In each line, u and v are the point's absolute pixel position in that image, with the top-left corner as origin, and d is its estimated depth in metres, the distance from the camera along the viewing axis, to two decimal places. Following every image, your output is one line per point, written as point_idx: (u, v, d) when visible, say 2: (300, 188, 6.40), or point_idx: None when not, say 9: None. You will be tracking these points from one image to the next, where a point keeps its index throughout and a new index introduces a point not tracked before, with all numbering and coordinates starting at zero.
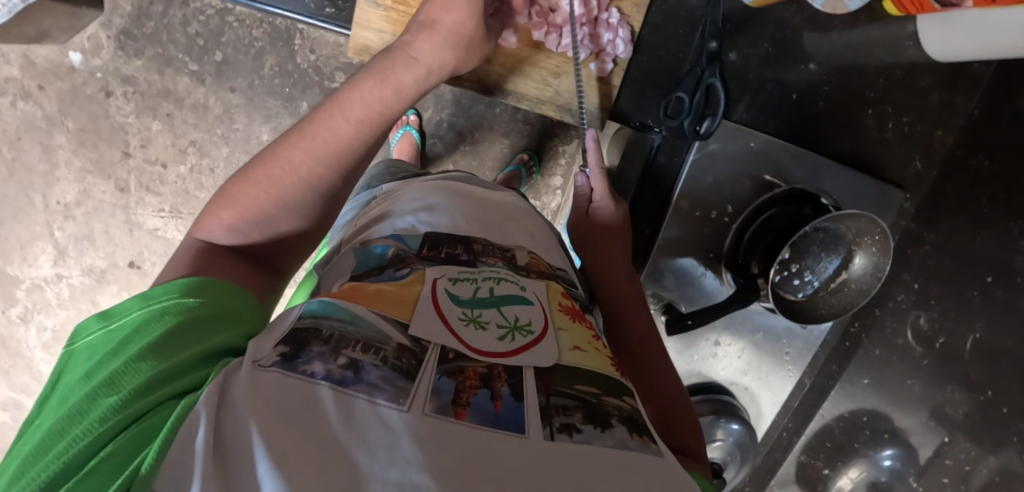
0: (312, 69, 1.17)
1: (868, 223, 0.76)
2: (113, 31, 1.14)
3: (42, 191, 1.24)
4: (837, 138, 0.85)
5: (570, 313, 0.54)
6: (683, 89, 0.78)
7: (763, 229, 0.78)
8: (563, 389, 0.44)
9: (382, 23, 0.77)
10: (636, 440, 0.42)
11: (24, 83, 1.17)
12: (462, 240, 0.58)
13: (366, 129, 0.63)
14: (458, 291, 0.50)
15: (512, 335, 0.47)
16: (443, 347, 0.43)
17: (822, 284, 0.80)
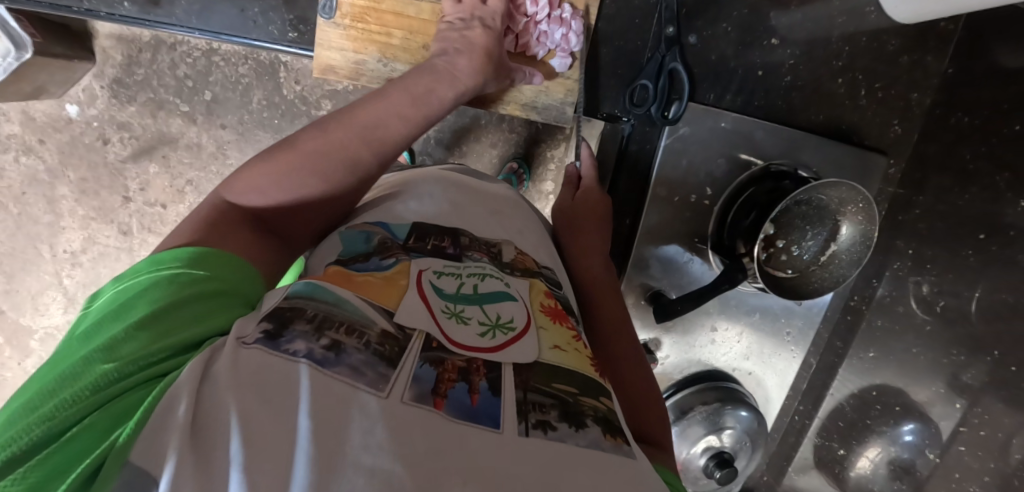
0: (299, 99, 1.20)
1: (850, 192, 0.75)
2: (105, 81, 1.18)
3: (48, 242, 1.28)
4: (810, 110, 0.88)
5: (552, 314, 0.53)
6: (645, 75, 0.82)
7: (745, 209, 0.81)
8: (541, 387, 0.43)
9: (342, 41, 0.79)
10: (609, 441, 0.42)
11: (26, 139, 1.21)
12: (451, 232, 0.59)
13: (409, 123, 0.66)
14: (443, 284, 0.51)
15: (492, 332, 0.47)
16: (426, 335, 0.43)
17: (812, 258, 0.81)
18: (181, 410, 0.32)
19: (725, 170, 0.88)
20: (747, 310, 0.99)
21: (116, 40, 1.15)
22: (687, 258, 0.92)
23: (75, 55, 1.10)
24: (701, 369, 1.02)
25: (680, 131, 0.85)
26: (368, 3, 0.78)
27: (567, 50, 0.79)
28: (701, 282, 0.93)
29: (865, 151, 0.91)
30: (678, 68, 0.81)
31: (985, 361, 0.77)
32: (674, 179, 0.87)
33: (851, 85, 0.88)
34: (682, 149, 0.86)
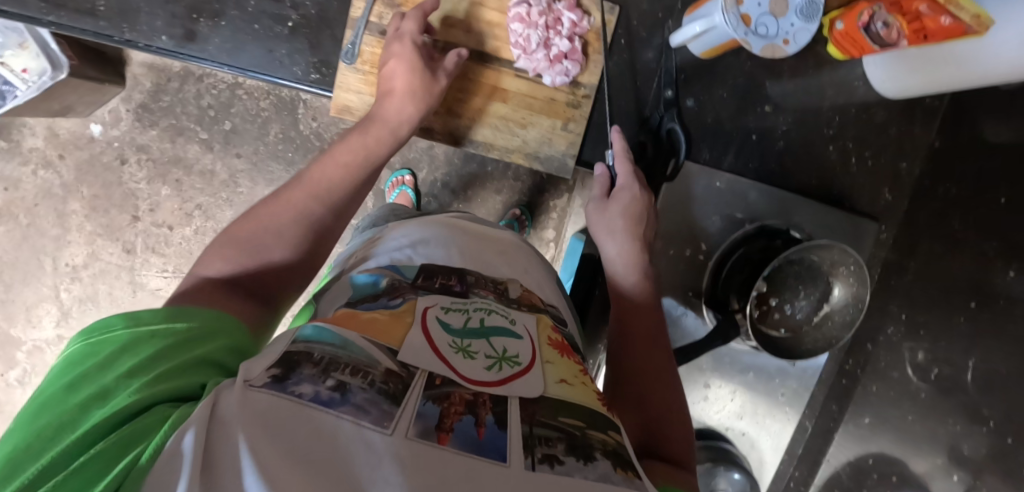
0: (314, 135, 1.24)
1: (841, 253, 0.76)
2: (132, 105, 1.22)
3: (52, 254, 1.29)
4: (801, 173, 0.90)
5: (558, 347, 0.54)
6: (643, 133, 0.87)
7: (739, 265, 0.82)
8: (547, 421, 0.43)
9: (360, 85, 0.84)
10: (620, 474, 0.41)
11: (46, 154, 1.25)
12: (456, 271, 0.60)
13: (353, 170, 0.72)
14: (450, 318, 0.51)
15: (500, 366, 0.47)
16: (431, 373, 0.43)
17: (804, 318, 0.81)
18: (191, 444, 0.33)
19: (719, 226, 0.89)
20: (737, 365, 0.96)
21: (148, 68, 1.21)
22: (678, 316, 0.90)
23: (107, 80, 1.16)
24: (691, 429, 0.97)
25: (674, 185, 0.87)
26: (387, 50, 0.83)
27: (556, 81, 0.82)
28: (691, 335, 0.89)
29: (855, 215, 0.90)
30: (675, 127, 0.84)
31: (983, 431, 0.83)
32: (671, 232, 0.89)
33: (840, 151, 0.91)
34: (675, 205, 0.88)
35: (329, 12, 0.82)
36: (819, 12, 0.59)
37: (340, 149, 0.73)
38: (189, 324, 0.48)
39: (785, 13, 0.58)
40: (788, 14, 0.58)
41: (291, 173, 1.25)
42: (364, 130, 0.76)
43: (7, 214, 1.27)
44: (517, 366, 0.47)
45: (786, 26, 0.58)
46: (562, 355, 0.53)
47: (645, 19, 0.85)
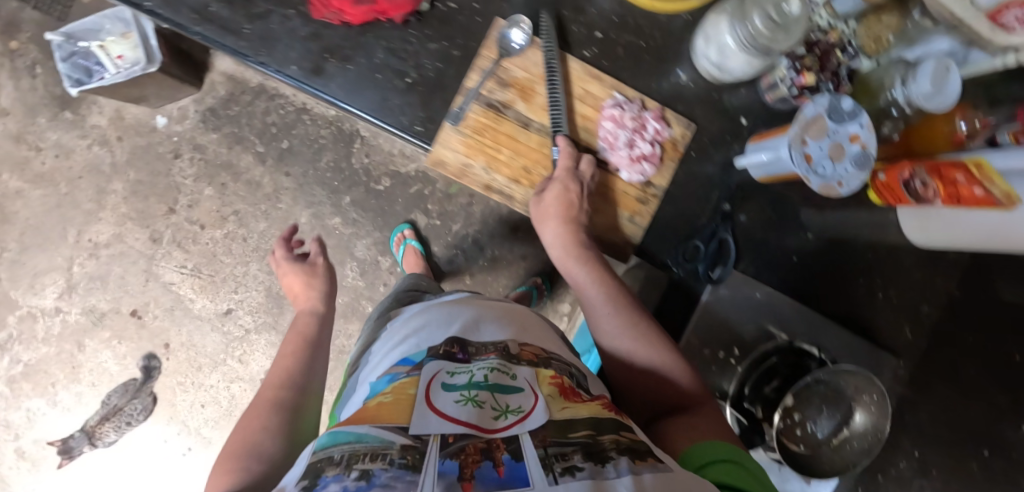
0: (363, 170, 1.30)
1: (866, 381, 0.76)
2: (201, 107, 1.29)
3: (78, 227, 1.30)
4: (832, 301, 0.92)
5: (560, 385, 0.57)
6: (699, 238, 0.86)
7: (766, 375, 0.80)
8: (559, 440, 0.46)
9: (459, 145, 0.83)
10: (637, 465, 0.44)
11: (106, 133, 1.29)
12: (458, 340, 0.62)
13: (299, 351, 0.78)
14: (455, 380, 0.54)
15: (506, 414, 0.49)
16: (443, 436, 0.45)
17: (824, 439, 0.78)
18: None
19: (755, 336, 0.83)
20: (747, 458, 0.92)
21: (227, 78, 1.29)
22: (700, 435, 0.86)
23: (187, 80, 1.23)
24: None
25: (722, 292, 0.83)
26: (496, 121, 0.83)
27: (635, 176, 0.84)
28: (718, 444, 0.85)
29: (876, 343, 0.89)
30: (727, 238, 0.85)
31: None
32: (709, 333, 0.83)
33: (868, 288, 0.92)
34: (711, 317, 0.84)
35: (445, 76, 0.83)
36: (872, 161, 0.64)
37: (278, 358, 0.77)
38: None
39: (842, 159, 0.64)
40: (844, 160, 0.64)
41: (332, 200, 1.30)
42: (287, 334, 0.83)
43: (50, 179, 1.30)
44: (520, 411, 0.50)
45: (840, 170, 0.64)
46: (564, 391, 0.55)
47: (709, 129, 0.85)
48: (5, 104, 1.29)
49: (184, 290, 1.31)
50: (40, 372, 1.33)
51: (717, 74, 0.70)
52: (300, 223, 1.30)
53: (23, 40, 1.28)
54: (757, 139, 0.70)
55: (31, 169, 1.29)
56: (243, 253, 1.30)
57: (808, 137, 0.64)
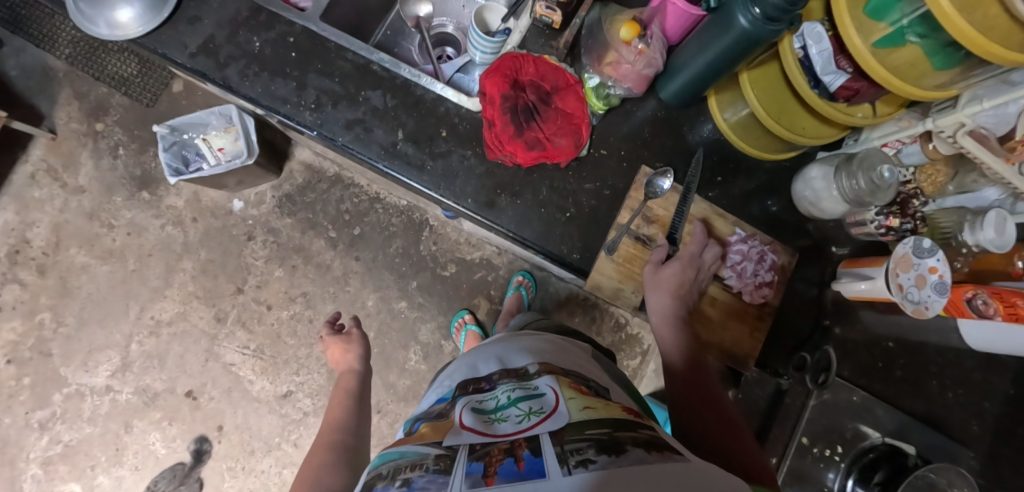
0: (430, 256, 1.36)
1: (961, 479, 0.66)
2: (279, 193, 1.35)
3: (141, 304, 1.30)
4: None
5: (580, 388, 0.55)
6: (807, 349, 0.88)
7: (868, 470, 0.75)
8: (574, 438, 0.45)
9: (615, 272, 0.72)
10: (653, 455, 0.43)
11: (181, 213, 1.33)
12: (483, 377, 0.61)
13: (348, 403, 0.79)
14: (483, 405, 0.54)
15: (528, 417, 0.50)
16: (470, 444, 0.46)
17: None
18: None
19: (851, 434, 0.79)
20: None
21: (306, 167, 1.36)
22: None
23: (271, 168, 1.30)
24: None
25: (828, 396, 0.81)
26: (647, 255, 0.73)
27: None
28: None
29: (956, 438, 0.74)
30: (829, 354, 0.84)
31: None
32: (817, 433, 0.79)
33: None
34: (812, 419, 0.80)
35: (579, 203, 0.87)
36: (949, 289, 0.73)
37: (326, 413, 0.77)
38: None
39: (925, 286, 0.74)
40: (926, 288, 0.74)
41: (400, 284, 1.35)
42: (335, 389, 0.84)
43: (119, 255, 1.31)
44: (543, 413, 0.50)
45: (924, 296, 0.74)
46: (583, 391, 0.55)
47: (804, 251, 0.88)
48: (84, 182, 1.32)
49: (244, 371, 1.30)
50: (78, 454, 1.26)
51: (816, 212, 0.79)
52: (367, 306, 1.34)
53: (109, 122, 1.34)
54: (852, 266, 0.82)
55: (101, 245, 1.31)
56: (307, 334, 1.32)
57: (901, 270, 0.76)
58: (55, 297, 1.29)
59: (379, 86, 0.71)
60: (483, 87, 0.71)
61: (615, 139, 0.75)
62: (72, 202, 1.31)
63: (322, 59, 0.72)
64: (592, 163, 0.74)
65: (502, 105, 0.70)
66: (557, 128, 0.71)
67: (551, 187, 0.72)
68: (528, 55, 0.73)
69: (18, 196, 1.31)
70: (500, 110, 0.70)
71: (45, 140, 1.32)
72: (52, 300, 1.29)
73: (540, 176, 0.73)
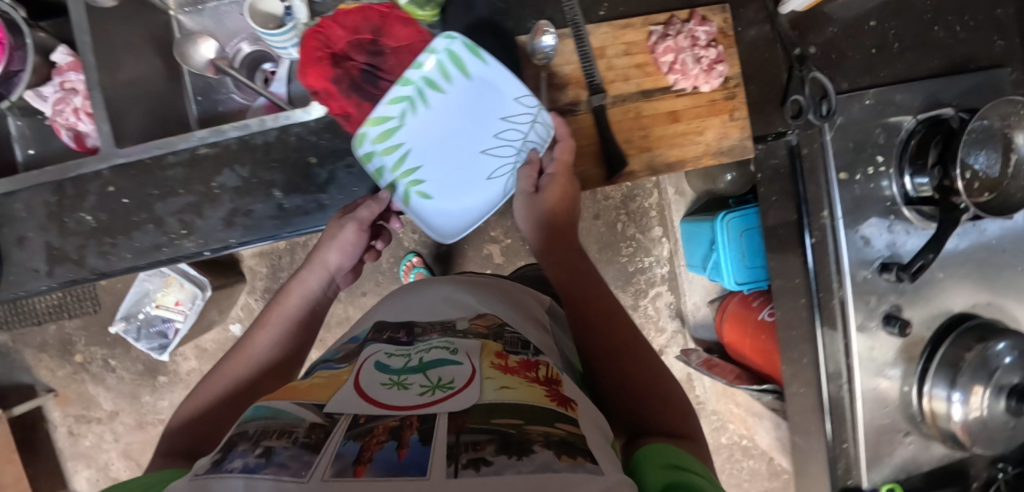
0: (420, 244, 1.30)
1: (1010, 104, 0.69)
2: (258, 293, 1.31)
3: None
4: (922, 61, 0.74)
5: (506, 364, 0.50)
6: (796, 90, 0.69)
7: (922, 155, 0.70)
8: (479, 425, 0.39)
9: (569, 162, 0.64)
10: (563, 461, 0.36)
11: (203, 368, 1.33)
12: (407, 322, 0.61)
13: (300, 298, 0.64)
14: (390, 362, 0.51)
15: (432, 391, 0.45)
16: (354, 415, 0.42)
17: (995, 172, 0.72)
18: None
19: (886, 137, 0.72)
20: (885, 257, 0.73)
21: (259, 256, 1.29)
22: (888, 255, 0.73)
23: (232, 281, 1.24)
24: (898, 334, 0.73)
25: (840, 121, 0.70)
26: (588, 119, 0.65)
27: (706, 73, 0.64)
28: (919, 242, 0.72)
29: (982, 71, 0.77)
30: (820, 75, 0.68)
31: None
32: (848, 154, 0.71)
33: (947, 29, 0.77)
34: (845, 150, 0.71)
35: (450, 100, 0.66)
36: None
37: (249, 339, 0.59)
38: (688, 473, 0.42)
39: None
40: None
41: None
42: (266, 307, 0.61)
43: None
44: (450, 388, 0.45)
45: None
46: (511, 372, 0.48)
47: None
48: (112, 406, 1.32)
49: None
50: None
51: None
52: None
53: (83, 347, 1.31)
54: None
55: None
56: None
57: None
58: None
59: (220, 164, 0.62)
60: (309, 86, 0.58)
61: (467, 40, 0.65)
62: (118, 427, 1.33)
63: (153, 182, 0.64)
64: None
65: (339, 91, 0.59)
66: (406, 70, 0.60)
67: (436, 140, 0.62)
68: (325, 21, 0.59)
69: (76, 454, 1.33)
70: (341, 97, 0.59)
71: (51, 400, 1.31)
72: None
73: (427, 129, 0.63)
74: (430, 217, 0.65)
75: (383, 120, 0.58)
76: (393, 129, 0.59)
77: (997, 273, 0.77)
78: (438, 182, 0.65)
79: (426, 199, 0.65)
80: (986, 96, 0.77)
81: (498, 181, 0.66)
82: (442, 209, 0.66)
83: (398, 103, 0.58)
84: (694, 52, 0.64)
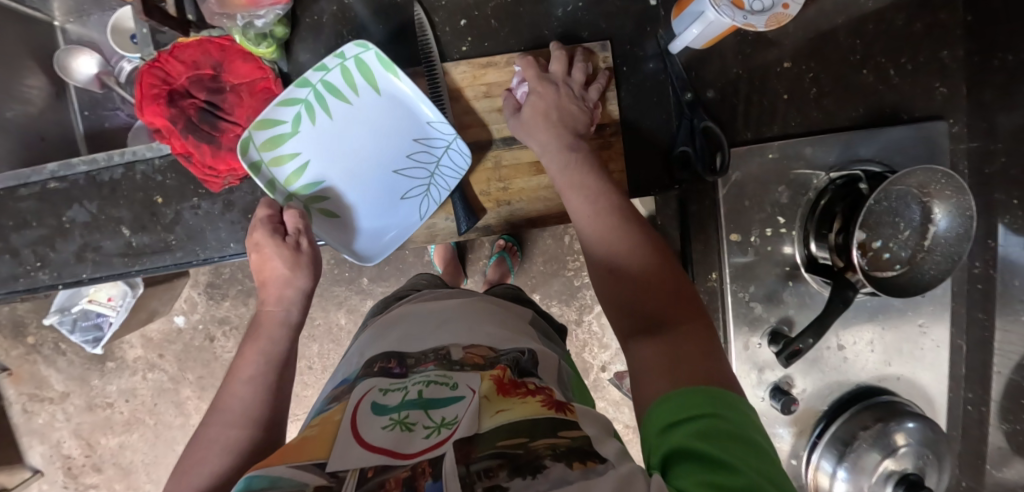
0: None
1: (927, 173, 0.58)
2: (201, 287, 1.31)
3: (183, 440, 1.36)
4: (848, 107, 0.66)
5: (505, 384, 0.41)
6: (682, 141, 0.62)
7: (826, 219, 0.62)
8: (486, 453, 0.34)
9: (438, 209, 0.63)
10: (576, 469, 0.32)
11: (149, 357, 1.34)
12: (399, 352, 0.48)
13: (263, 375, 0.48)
14: (386, 400, 0.41)
15: (438, 432, 0.37)
16: (361, 469, 0.33)
17: (911, 245, 0.63)
18: None
19: (790, 195, 0.64)
20: (776, 325, 0.65)
21: None
22: (780, 323, 0.65)
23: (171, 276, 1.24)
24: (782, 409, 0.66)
25: (733, 177, 0.63)
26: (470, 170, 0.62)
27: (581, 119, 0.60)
28: (813, 311, 0.65)
29: (919, 123, 0.66)
30: (711, 125, 0.60)
31: None
32: (739, 212, 0.64)
33: (877, 74, 0.67)
34: (736, 208, 0.64)
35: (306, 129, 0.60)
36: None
37: (228, 395, 0.47)
38: (705, 430, 0.34)
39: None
40: None
41: None
42: (240, 353, 0.50)
43: (137, 420, 1.36)
44: (455, 424, 0.37)
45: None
46: (505, 390, 0.40)
47: (624, 28, 0.62)
48: (63, 387, 1.36)
49: None
50: None
51: None
52: None
53: (35, 330, 1.34)
54: (673, 17, 0.59)
55: (117, 421, 1.36)
56: None
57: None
58: (123, 479, 1.38)
59: (71, 199, 0.61)
60: (148, 124, 0.56)
61: None
62: (70, 407, 1.37)
63: (7, 213, 0.62)
64: None
65: (177, 129, 0.55)
66: (248, 109, 0.57)
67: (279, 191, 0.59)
68: (162, 54, 0.56)
69: (30, 431, 1.38)
70: (180, 136, 0.55)
71: (6, 378, 1.36)
72: (123, 482, 1.38)
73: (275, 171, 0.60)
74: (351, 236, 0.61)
75: (275, 123, 0.56)
76: (283, 134, 0.57)
77: (905, 347, 0.71)
78: (348, 198, 0.61)
79: (335, 218, 0.61)
80: (923, 152, 0.66)
81: (413, 201, 0.62)
82: (357, 229, 0.61)
83: (291, 106, 0.56)
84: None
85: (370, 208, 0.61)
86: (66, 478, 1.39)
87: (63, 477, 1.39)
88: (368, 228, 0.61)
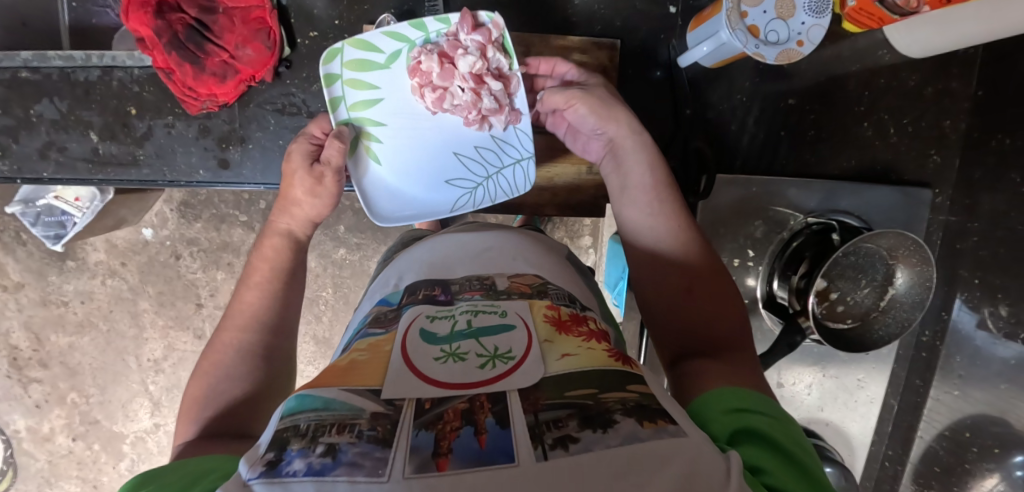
0: None
1: (898, 238, 0.59)
2: (174, 204, 1.19)
3: (134, 353, 1.24)
4: (840, 156, 0.67)
5: (557, 324, 0.38)
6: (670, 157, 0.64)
7: (794, 261, 0.62)
8: (555, 402, 0.30)
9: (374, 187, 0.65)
10: (648, 428, 0.28)
11: (110, 263, 1.21)
12: (442, 280, 0.45)
13: (276, 281, 0.51)
14: (434, 329, 0.37)
15: (492, 364, 0.33)
16: (417, 399, 0.30)
17: (869, 304, 0.64)
18: None
19: (764, 231, 0.65)
20: None
21: None
22: None
23: None
24: None
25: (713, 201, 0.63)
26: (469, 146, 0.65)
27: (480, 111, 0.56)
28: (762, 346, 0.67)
29: (904, 186, 0.67)
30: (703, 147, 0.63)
31: None
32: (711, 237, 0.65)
33: (877, 128, 0.67)
34: (712, 234, 0.64)
35: (300, 71, 0.58)
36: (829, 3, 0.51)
37: (238, 301, 0.50)
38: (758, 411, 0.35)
39: (793, 13, 0.50)
40: (797, 13, 0.51)
41: None
42: (250, 264, 0.53)
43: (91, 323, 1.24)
44: (514, 359, 0.33)
45: (797, 26, 0.51)
46: (564, 329, 0.37)
47: (638, 32, 0.62)
48: (19, 278, 1.20)
49: None
50: None
51: None
52: None
53: None
54: (689, 31, 0.58)
55: (70, 322, 1.23)
56: None
57: (745, 6, 0.50)
58: (68, 380, 1.25)
59: (41, 92, 0.57)
60: (131, 31, 0.53)
61: (323, 13, 0.58)
62: (23, 299, 1.22)
63: None
64: (311, 57, 0.58)
65: (161, 43, 0.53)
66: (238, 37, 0.55)
67: (262, 130, 0.58)
68: None
69: None
70: (165, 51, 0.53)
71: None
72: (67, 383, 1.25)
73: (259, 104, 0.58)
74: (380, 188, 0.60)
75: (371, 48, 0.55)
76: (375, 64, 0.56)
77: (841, 397, 0.73)
78: (394, 153, 0.60)
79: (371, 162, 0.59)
80: (900, 214, 0.67)
81: (455, 190, 0.62)
82: (385, 183, 0.60)
83: (395, 42, 0.56)
84: (441, 94, 0.56)
85: (413, 176, 0.61)
86: (10, 368, 1.24)
87: (7, 366, 1.24)
88: (408, 194, 0.61)
